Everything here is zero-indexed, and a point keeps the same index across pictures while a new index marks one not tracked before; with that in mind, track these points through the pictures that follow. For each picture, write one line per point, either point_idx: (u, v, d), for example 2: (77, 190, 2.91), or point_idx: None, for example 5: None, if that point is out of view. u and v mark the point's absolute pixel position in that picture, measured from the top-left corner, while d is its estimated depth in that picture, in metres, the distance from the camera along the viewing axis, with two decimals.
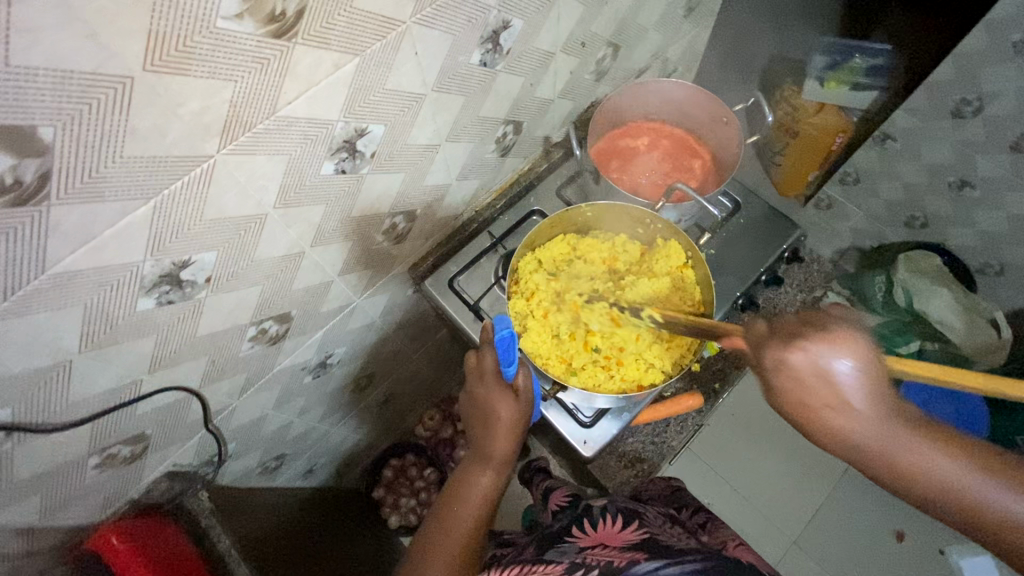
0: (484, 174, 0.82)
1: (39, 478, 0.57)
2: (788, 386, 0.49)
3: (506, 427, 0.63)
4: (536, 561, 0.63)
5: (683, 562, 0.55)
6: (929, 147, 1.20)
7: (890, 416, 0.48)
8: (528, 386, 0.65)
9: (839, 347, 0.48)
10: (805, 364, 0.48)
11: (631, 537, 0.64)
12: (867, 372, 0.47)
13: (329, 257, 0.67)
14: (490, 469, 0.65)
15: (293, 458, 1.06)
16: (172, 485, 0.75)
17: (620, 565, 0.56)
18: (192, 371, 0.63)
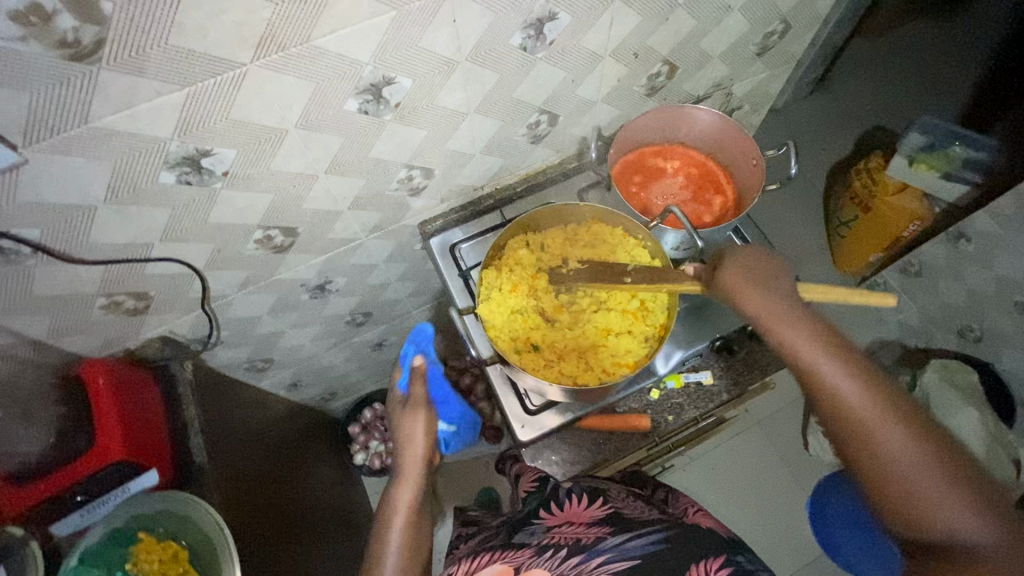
0: (511, 155, 0.86)
1: (50, 301, 0.66)
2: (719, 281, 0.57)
3: (414, 441, 0.77)
4: (506, 543, 0.69)
5: (649, 534, 0.63)
6: (1006, 258, 1.08)
7: (782, 304, 0.54)
8: (425, 397, 0.79)
9: (756, 261, 0.57)
10: (737, 268, 0.57)
11: (596, 513, 0.69)
12: (774, 285, 0.55)
13: (340, 188, 0.73)
14: (406, 484, 0.75)
15: (280, 367, 1.15)
16: (164, 348, 0.85)
17: (587, 543, 0.64)
18: (198, 252, 0.71)
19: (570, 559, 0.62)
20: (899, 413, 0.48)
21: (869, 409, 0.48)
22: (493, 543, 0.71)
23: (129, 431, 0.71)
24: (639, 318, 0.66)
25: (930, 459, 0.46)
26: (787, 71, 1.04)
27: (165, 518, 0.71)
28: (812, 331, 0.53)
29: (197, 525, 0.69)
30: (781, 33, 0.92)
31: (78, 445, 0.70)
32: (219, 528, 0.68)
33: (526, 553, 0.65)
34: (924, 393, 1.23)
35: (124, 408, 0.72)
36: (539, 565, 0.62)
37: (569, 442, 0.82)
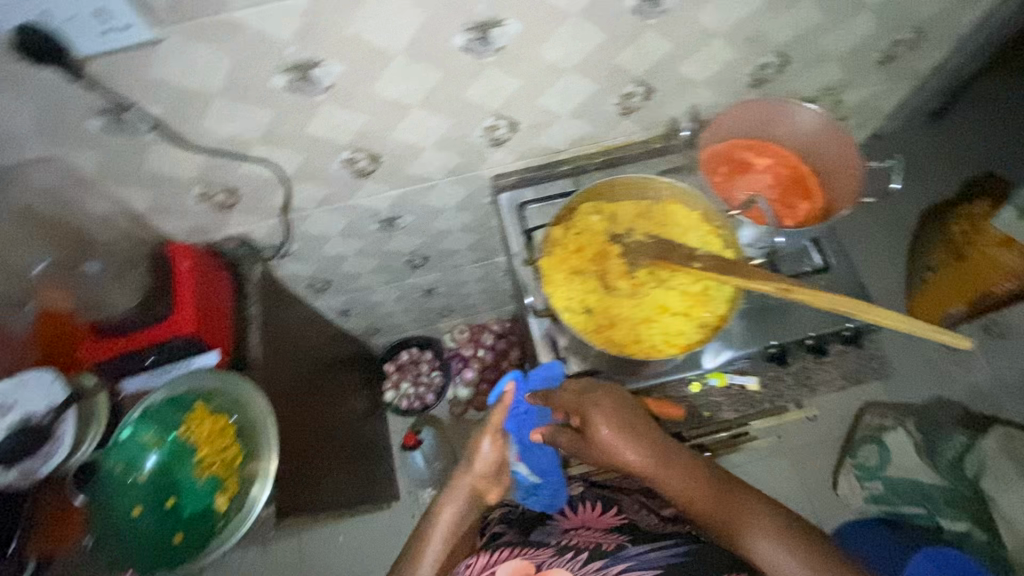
0: (598, 124, 0.85)
1: (156, 179, 0.72)
2: (608, 417, 0.69)
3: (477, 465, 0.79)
4: (526, 539, 0.79)
5: (668, 547, 0.73)
6: None
7: (655, 448, 0.69)
8: (500, 423, 0.80)
9: (617, 409, 0.69)
10: (612, 412, 0.69)
11: (611, 521, 0.82)
12: (644, 429, 0.69)
13: (427, 124, 0.75)
14: (450, 508, 0.76)
15: (335, 292, 1.21)
16: (241, 247, 0.91)
17: (607, 550, 0.73)
18: (288, 161, 0.75)
19: (591, 561, 0.71)
20: (769, 526, 0.62)
21: (747, 532, 0.62)
22: (511, 539, 0.79)
23: (200, 311, 0.76)
24: (699, 304, 0.65)
25: (798, 556, 0.59)
26: (906, 88, 0.97)
27: (225, 396, 0.73)
28: (682, 471, 0.68)
29: (245, 410, 0.72)
30: (910, 44, 0.85)
31: (159, 314, 0.75)
32: (266, 416, 0.71)
33: (547, 552, 0.75)
34: (980, 457, 1.18)
35: (200, 290, 0.78)
36: (561, 565, 0.71)
37: None
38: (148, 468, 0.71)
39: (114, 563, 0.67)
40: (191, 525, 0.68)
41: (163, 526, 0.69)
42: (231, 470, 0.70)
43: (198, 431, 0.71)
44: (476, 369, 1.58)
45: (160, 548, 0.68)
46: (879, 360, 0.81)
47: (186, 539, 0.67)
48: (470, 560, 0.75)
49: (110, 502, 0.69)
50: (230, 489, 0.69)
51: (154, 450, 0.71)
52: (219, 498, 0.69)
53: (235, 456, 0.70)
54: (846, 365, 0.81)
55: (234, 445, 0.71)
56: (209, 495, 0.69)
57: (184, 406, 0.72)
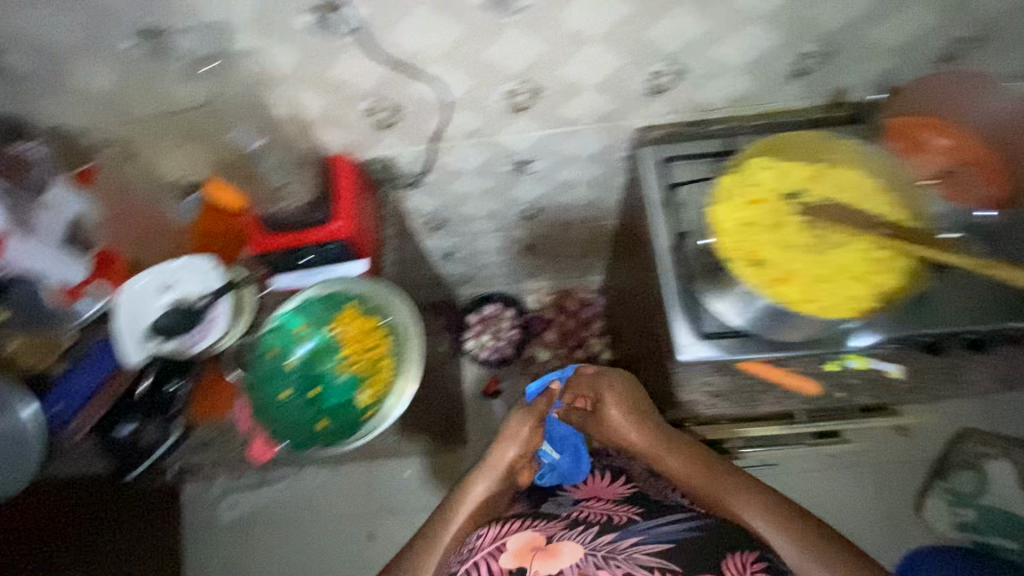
0: (760, 85, 0.84)
1: (337, 88, 0.76)
2: (615, 398, 0.90)
3: (510, 442, 0.94)
4: (535, 513, 0.80)
5: (678, 522, 0.74)
6: None
7: (657, 431, 0.87)
8: (541, 412, 0.98)
9: (623, 395, 0.90)
10: (619, 398, 0.90)
11: (620, 489, 0.87)
12: (645, 415, 0.88)
13: (598, 62, 0.75)
14: (484, 479, 0.90)
15: (447, 232, 1.24)
16: (384, 170, 0.94)
17: (619, 523, 0.75)
18: (458, 84, 0.77)
19: (602, 536, 0.72)
20: (752, 495, 0.77)
21: (733, 499, 0.77)
22: (521, 513, 0.82)
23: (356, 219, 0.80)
24: (879, 269, 0.62)
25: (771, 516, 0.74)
26: None
27: (374, 303, 0.77)
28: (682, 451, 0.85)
29: (393, 319, 0.76)
30: None
31: (318, 217, 0.78)
32: (412, 330, 0.75)
33: (557, 525, 0.75)
34: None
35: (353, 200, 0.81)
36: (572, 537, 0.72)
37: (726, 376, 0.79)
38: (295, 357, 0.77)
39: (278, 434, 0.75)
40: (336, 414, 0.74)
41: (310, 410, 0.75)
42: (376, 372, 0.74)
43: (344, 330, 0.76)
44: (557, 332, 1.63)
45: (307, 428, 0.75)
46: None
47: (331, 424, 0.74)
48: (481, 531, 0.78)
49: (264, 381, 0.75)
50: (375, 390, 0.73)
51: (301, 342, 0.77)
52: (363, 395, 0.73)
53: (382, 360, 0.74)
54: (998, 368, 0.77)
55: (380, 349, 0.75)
56: (354, 390, 0.74)
57: (334, 305, 0.77)
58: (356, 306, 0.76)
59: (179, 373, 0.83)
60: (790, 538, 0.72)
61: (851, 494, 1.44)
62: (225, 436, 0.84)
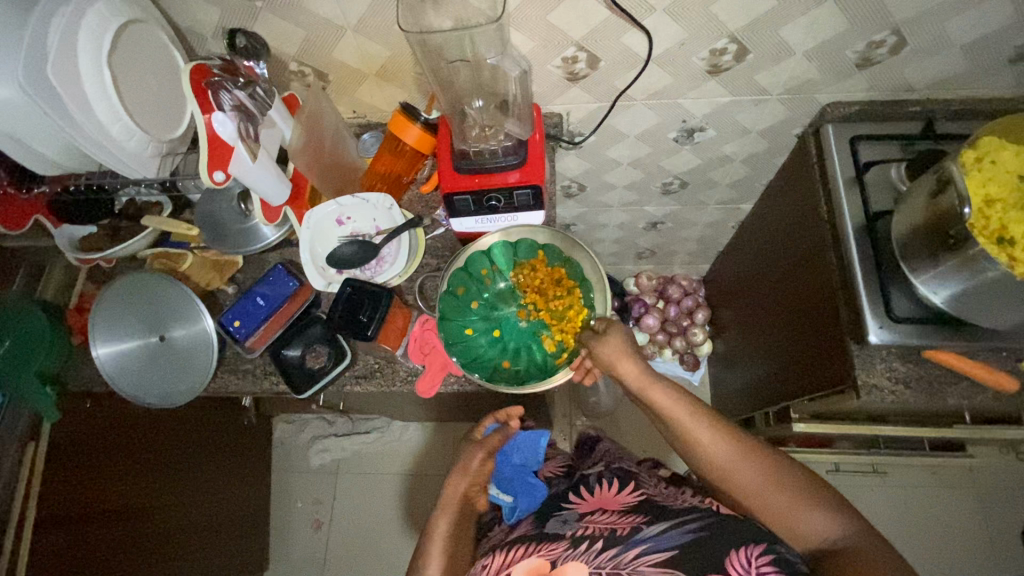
0: (975, 67, 0.80)
1: (549, 32, 0.75)
2: (605, 337, 0.74)
3: (469, 474, 0.83)
4: (541, 533, 0.73)
5: (686, 524, 0.64)
6: None
7: (650, 374, 0.72)
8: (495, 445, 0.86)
9: (611, 334, 0.74)
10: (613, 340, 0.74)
11: (629, 499, 0.76)
12: (635, 356, 0.73)
13: (821, 24, 0.74)
14: (447, 515, 0.78)
15: (578, 201, 1.23)
16: (555, 127, 0.94)
17: (621, 535, 0.65)
18: (668, 39, 0.76)
19: (606, 551, 0.63)
20: (754, 461, 0.65)
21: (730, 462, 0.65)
22: (526, 534, 0.75)
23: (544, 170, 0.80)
24: None
25: (774, 483, 0.63)
26: None
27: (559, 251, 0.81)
28: (678, 401, 0.70)
29: (580, 269, 0.80)
30: None
31: (513, 161, 0.77)
32: (598, 279, 0.79)
33: (561, 546, 0.68)
34: None
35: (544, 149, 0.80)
36: (577, 557, 0.64)
37: (912, 364, 0.76)
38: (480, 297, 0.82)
39: (465, 364, 0.77)
40: (524, 355, 0.79)
41: (494, 348, 0.80)
42: (566, 318, 0.78)
43: (531, 276, 0.81)
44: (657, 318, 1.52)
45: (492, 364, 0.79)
46: None
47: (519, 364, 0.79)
48: (486, 561, 0.71)
49: (452, 314, 0.79)
50: (564, 333, 0.78)
51: (487, 284, 0.82)
52: (551, 339, 0.79)
53: (570, 309, 0.78)
54: None
55: (569, 295, 0.79)
56: (539, 333, 0.81)
57: (523, 249, 0.81)
58: (544, 252, 0.81)
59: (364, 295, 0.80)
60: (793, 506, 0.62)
61: (955, 514, 1.39)
62: (386, 369, 0.85)
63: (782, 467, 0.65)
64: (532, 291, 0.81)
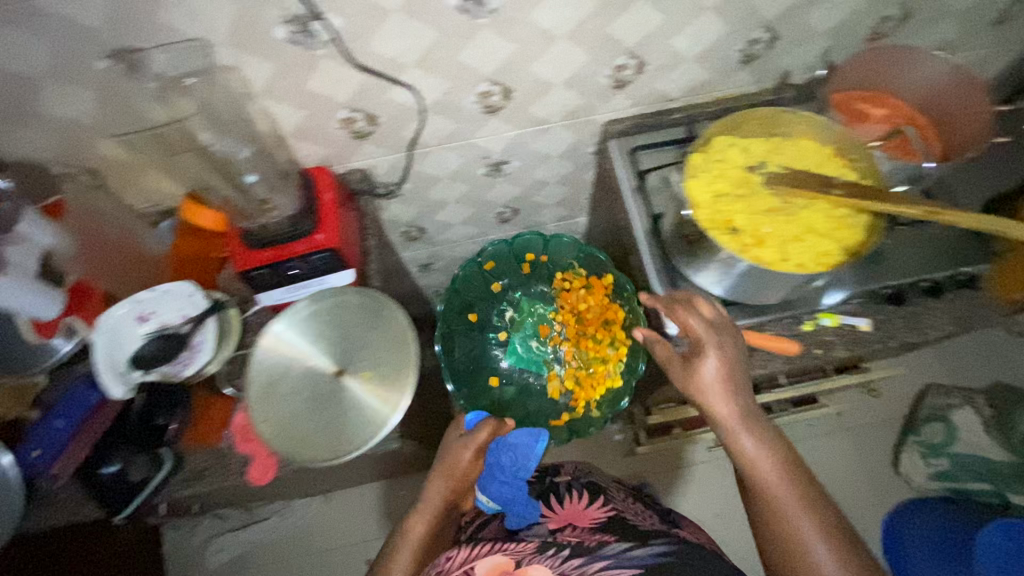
0: (716, 72, 0.88)
1: (311, 98, 0.76)
2: (714, 361, 0.66)
3: (453, 473, 0.83)
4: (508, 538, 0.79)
5: (654, 547, 0.70)
6: None
7: (752, 419, 0.64)
8: (480, 443, 0.84)
9: (723, 365, 0.66)
10: (724, 374, 0.66)
11: (598, 516, 0.83)
12: (744, 397, 0.65)
13: (566, 59, 0.79)
14: (425, 519, 0.80)
15: (425, 242, 1.24)
16: (362, 181, 0.95)
17: (589, 547, 0.71)
18: (433, 90, 0.79)
19: (570, 560, 0.69)
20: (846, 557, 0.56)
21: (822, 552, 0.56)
22: (495, 536, 0.81)
23: (341, 230, 0.80)
24: (843, 225, 0.67)
25: None
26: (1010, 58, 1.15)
27: (622, 297, 0.95)
28: (778, 459, 0.62)
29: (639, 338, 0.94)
30: None
31: (302, 230, 0.77)
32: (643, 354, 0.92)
33: (526, 549, 0.74)
34: None
35: (337, 213, 0.81)
36: (540, 561, 0.70)
37: None
38: (515, 290, 1.04)
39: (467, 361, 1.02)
40: (526, 376, 0.99)
41: (501, 355, 1.02)
42: (587, 367, 0.95)
43: (580, 298, 0.98)
44: None
45: (490, 367, 1.01)
46: (993, 308, 0.82)
47: (508, 385, 1.00)
48: (452, 553, 0.76)
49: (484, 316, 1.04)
50: (575, 385, 0.95)
51: (531, 278, 1.05)
52: (561, 379, 0.96)
53: (591, 364, 0.94)
54: (957, 310, 0.82)
55: (611, 349, 0.94)
56: (552, 365, 0.97)
57: (591, 268, 1.01)
58: (610, 285, 0.97)
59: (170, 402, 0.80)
60: None
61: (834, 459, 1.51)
62: (217, 465, 0.80)
63: (857, 555, 0.56)
64: (567, 313, 0.98)
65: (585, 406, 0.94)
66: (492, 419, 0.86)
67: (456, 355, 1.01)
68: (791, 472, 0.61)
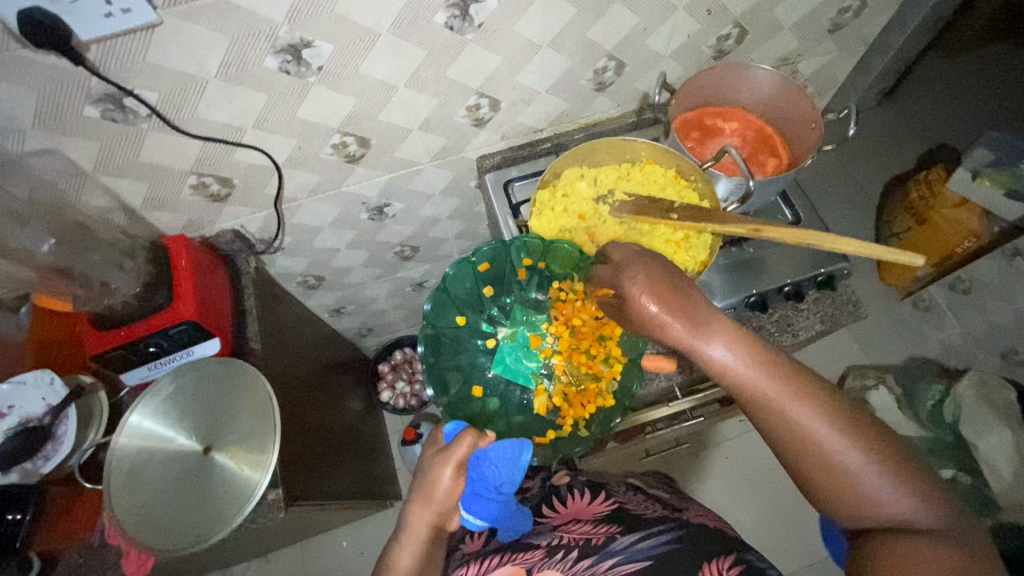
0: (574, 101, 0.90)
1: (150, 170, 0.74)
2: (651, 281, 0.61)
3: (439, 500, 0.68)
4: (517, 540, 0.81)
5: (659, 535, 0.73)
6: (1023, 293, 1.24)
7: (707, 321, 0.60)
8: (462, 458, 0.69)
9: (659, 282, 0.61)
10: (665, 289, 0.61)
11: (599, 507, 0.85)
12: (692, 303, 0.60)
13: (413, 105, 0.79)
14: (413, 547, 0.66)
15: (329, 288, 1.22)
16: (235, 241, 0.93)
17: (596, 544, 0.74)
18: (282, 147, 0.78)
19: (581, 561, 0.71)
20: (840, 418, 0.54)
21: (817, 423, 0.54)
22: (501, 540, 0.82)
23: (200, 297, 0.78)
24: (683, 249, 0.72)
25: (862, 449, 0.53)
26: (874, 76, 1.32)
27: None
28: (747, 352, 0.58)
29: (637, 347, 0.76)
30: (855, 11, 0.92)
31: (157, 303, 0.76)
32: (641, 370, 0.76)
33: (536, 554, 0.75)
34: (956, 404, 1.31)
35: (196, 280, 0.79)
36: (551, 566, 0.72)
37: None
38: (509, 295, 0.83)
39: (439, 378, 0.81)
40: (504, 389, 0.80)
41: (478, 364, 0.82)
42: (581, 385, 0.75)
43: (577, 308, 0.75)
44: None
45: (467, 376, 0.81)
46: (855, 304, 0.87)
47: (492, 395, 0.80)
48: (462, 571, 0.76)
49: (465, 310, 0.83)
50: (563, 407, 0.75)
51: (527, 285, 0.82)
52: (549, 395, 0.76)
53: (584, 379, 0.75)
54: (824, 310, 0.86)
55: (606, 365, 0.75)
56: (539, 380, 0.78)
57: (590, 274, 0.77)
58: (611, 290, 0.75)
59: (20, 501, 0.72)
60: (879, 477, 0.52)
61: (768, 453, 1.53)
62: (94, 559, 0.76)
63: (848, 411, 0.55)
64: (560, 321, 0.76)
65: (573, 425, 0.75)
66: (471, 431, 0.70)
67: (437, 361, 0.81)
68: (764, 358, 0.58)
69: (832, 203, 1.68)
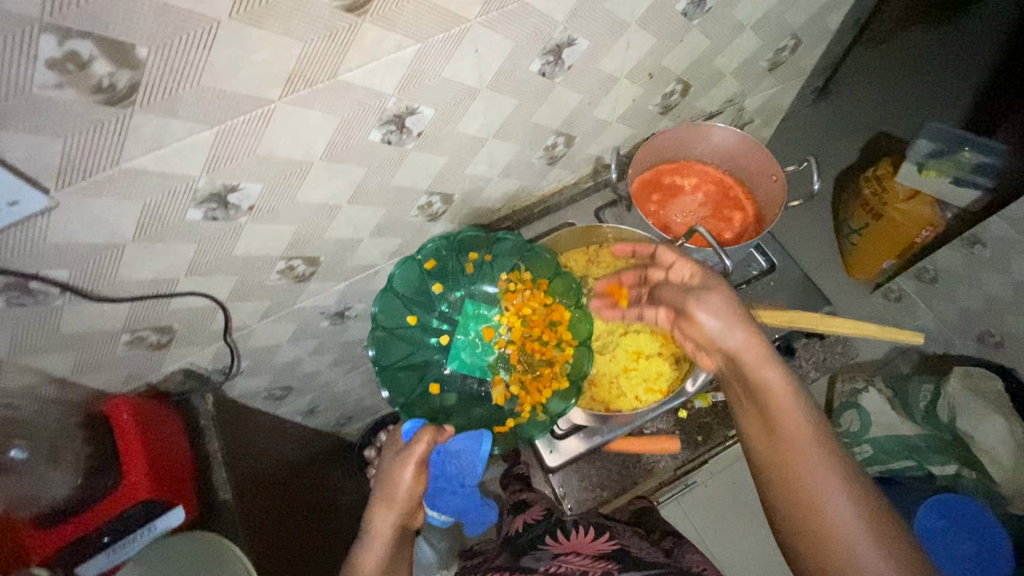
0: (528, 178, 0.87)
1: (75, 340, 0.66)
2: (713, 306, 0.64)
3: (399, 502, 0.66)
4: (513, 565, 0.69)
5: None
6: (989, 279, 1.26)
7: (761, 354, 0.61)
8: (423, 456, 0.68)
9: (720, 304, 0.63)
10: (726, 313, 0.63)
11: (601, 547, 0.69)
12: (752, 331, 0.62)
13: (361, 217, 0.74)
14: (373, 555, 0.64)
15: (298, 394, 1.14)
16: (186, 380, 0.85)
17: None
18: (222, 285, 0.71)
19: None
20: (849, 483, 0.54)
21: (825, 475, 0.54)
22: (500, 564, 0.71)
23: (154, 465, 0.71)
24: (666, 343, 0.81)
25: (858, 515, 0.52)
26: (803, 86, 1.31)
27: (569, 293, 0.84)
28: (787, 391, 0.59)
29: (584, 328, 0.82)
30: (792, 48, 0.92)
31: (105, 485, 0.69)
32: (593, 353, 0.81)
33: None
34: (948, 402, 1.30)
35: (148, 440, 0.72)
36: None
37: (598, 465, 0.82)
38: (457, 290, 0.91)
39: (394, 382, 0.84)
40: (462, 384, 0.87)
41: (434, 362, 0.88)
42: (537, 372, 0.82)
43: (527, 298, 0.85)
44: None
45: (428, 373, 0.87)
46: (845, 343, 0.85)
47: (450, 391, 0.87)
48: None
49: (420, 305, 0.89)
50: (524, 397, 0.80)
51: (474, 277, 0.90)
52: (506, 385, 0.83)
53: (540, 367, 0.82)
54: (816, 356, 0.85)
55: (558, 349, 0.82)
56: (495, 373, 0.85)
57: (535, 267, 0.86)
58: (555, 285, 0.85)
59: None
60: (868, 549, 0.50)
61: None
62: None
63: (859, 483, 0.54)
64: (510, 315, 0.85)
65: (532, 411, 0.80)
66: (430, 426, 0.70)
67: (388, 361, 0.85)
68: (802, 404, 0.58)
69: (791, 209, 1.69)
